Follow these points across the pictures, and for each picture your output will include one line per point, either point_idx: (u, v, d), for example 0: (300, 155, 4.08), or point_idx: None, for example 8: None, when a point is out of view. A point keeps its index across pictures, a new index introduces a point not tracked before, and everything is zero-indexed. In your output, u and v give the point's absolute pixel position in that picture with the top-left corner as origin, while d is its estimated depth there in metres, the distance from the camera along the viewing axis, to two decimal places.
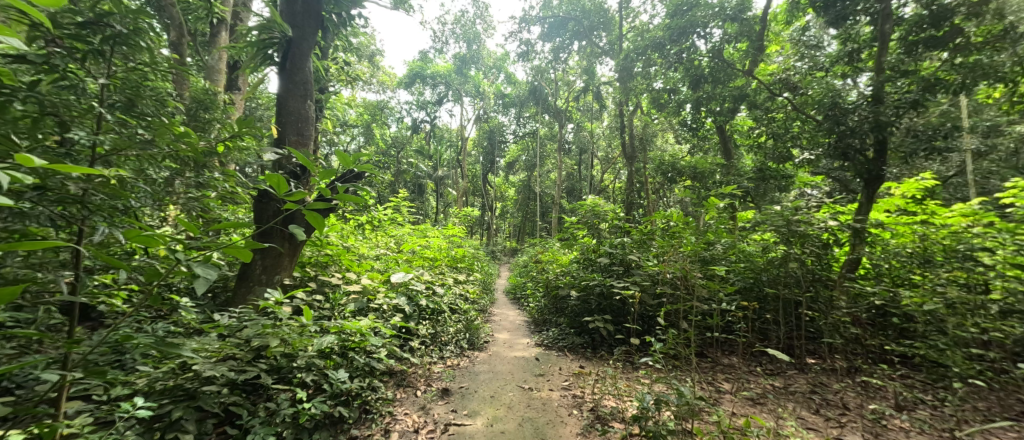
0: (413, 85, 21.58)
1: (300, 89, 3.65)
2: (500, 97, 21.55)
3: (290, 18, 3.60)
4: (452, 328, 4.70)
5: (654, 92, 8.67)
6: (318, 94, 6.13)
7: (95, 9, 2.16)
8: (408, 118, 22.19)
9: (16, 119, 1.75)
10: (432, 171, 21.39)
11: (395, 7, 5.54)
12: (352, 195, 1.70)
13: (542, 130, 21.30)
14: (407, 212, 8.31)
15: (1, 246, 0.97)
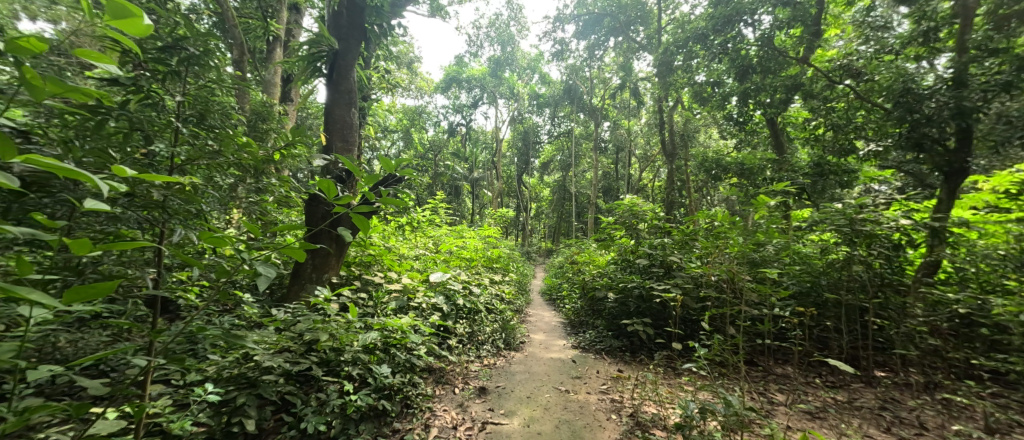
0: (450, 89, 22.08)
1: (345, 98, 3.86)
2: (535, 97, 21.56)
3: (336, 32, 3.83)
4: (489, 327, 4.76)
5: (697, 86, 8.28)
6: (362, 102, 6.47)
7: (173, 35, 2.43)
8: (445, 122, 22.69)
9: (111, 135, 2.02)
10: (468, 173, 21.78)
11: (432, 15, 5.73)
12: (393, 199, 1.79)
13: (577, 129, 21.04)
14: (444, 213, 8.52)
15: (102, 246, 1.13)
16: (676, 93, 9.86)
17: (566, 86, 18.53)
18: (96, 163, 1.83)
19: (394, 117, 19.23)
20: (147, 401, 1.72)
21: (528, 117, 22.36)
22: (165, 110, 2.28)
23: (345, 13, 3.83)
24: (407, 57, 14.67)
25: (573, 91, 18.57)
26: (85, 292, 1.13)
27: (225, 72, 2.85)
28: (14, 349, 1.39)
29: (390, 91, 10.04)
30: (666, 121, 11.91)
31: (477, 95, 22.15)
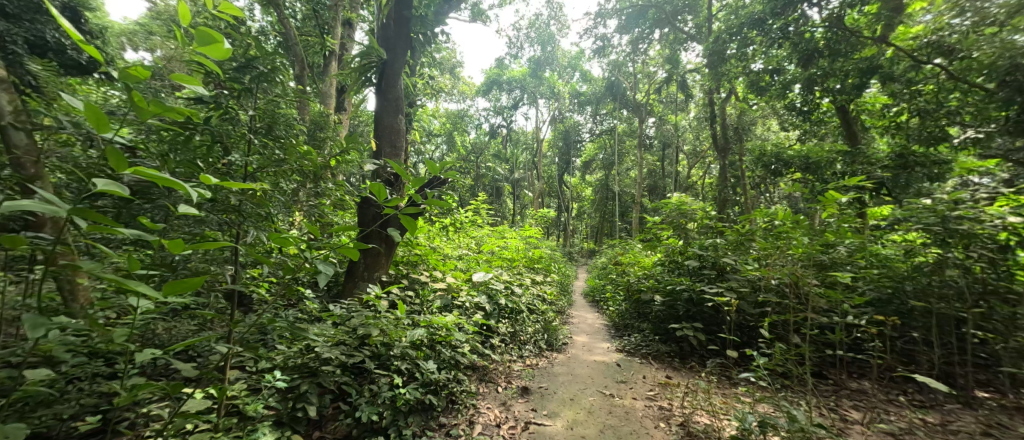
0: (492, 92, 22.37)
1: (393, 105, 4.05)
2: (575, 96, 21.22)
3: (384, 43, 4.03)
4: (531, 328, 4.76)
5: (755, 74, 7.67)
6: (408, 108, 6.76)
7: (246, 56, 2.70)
8: (488, 124, 23.00)
9: (197, 148, 2.28)
10: (510, 174, 21.92)
11: (473, 19, 5.86)
12: (437, 200, 1.87)
13: (619, 126, 20.43)
14: (486, 214, 8.62)
15: (188, 246, 1.21)
16: (729, 84, 9.24)
17: (608, 82, 18.03)
18: (184, 173, 2.10)
19: (438, 122, 19.78)
20: (227, 383, 1.94)
21: (570, 116, 22.06)
22: (240, 122, 2.50)
23: (392, 25, 4.02)
24: (449, 63, 15.05)
25: (616, 88, 18.02)
26: (176, 286, 1.27)
27: (288, 86, 3.11)
28: (126, 333, 1.65)
29: (433, 96, 10.38)
30: (718, 114, 11.17)
31: (518, 96, 22.23)
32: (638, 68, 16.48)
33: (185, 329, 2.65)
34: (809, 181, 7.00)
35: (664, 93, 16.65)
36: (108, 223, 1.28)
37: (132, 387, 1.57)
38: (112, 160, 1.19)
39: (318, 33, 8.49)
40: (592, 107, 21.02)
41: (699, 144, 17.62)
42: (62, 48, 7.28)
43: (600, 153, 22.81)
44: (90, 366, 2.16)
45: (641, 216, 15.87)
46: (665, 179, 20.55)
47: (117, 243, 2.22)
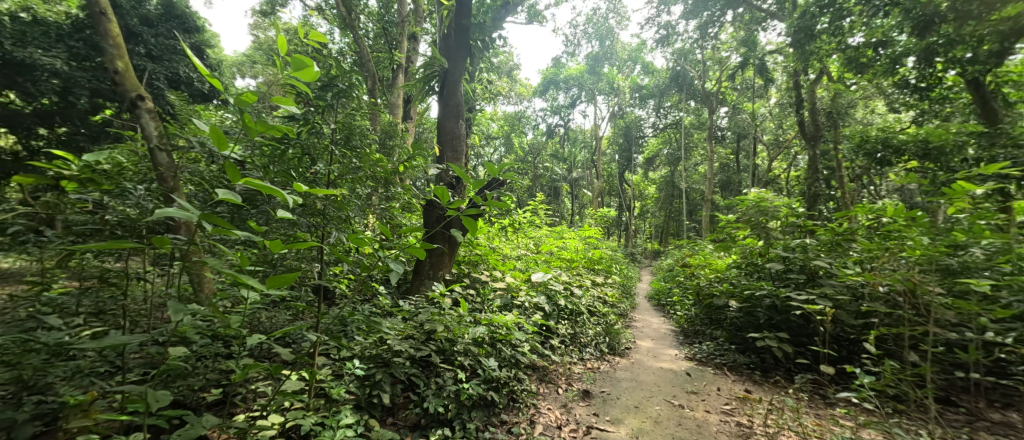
0: (548, 92, 22.28)
1: (454, 111, 4.22)
2: (637, 89, 20.09)
3: (446, 52, 4.21)
4: (592, 331, 4.64)
5: (852, 50, 6.82)
6: (468, 113, 7.01)
7: (327, 75, 3.00)
8: (545, 124, 22.77)
9: (290, 160, 2.59)
10: (568, 174, 21.57)
11: (530, 21, 5.90)
12: (497, 202, 1.93)
13: (686, 119, 19.01)
14: (543, 214, 8.58)
15: (286, 247, 1.38)
16: (821, 63, 8.13)
17: (673, 72, 16.83)
18: (281, 182, 2.41)
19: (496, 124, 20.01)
20: (315, 368, 2.19)
21: (630, 111, 20.95)
22: (324, 134, 2.80)
23: (453, 34, 4.19)
24: (507, 66, 15.20)
25: (681, 77, 16.71)
26: (277, 280, 1.46)
27: (363, 100, 3.40)
28: (238, 320, 1.92)
29: (490, 99, 10.64)
30: (805, 98, 9.85)
31: (576, 93, 21.79)
32: (707, 54, 15.12)
33: (283, 318, 3.01)
34: (927, 170, 5.81)
35: (739, 79, 15.12)
36: (225, 225, 1.50)
37: (244, 366, 1.82)
38: (229, 173, 1.33)
39: (387, 49, 9.13)
40: (654, 100, 19.81)
41: (780, 133, 15.58)
42: (190, 80, 8.81)
43: (664, 148, 21.33)
44: (213, 347, 2.54)
45: (710, 214, 14.51)
46: (742, 174, 18.69)
47: (230, 243, 2.62)
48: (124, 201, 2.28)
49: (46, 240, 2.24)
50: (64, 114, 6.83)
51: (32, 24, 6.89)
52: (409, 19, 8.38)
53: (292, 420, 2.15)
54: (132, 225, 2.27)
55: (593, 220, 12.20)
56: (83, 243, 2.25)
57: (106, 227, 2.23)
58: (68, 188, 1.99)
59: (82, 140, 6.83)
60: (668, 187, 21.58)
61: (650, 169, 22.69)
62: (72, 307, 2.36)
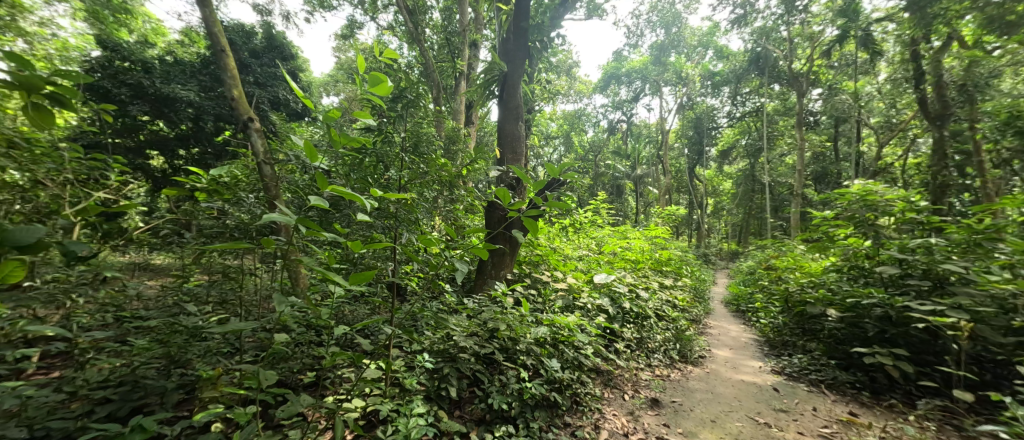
0: (609, 87, 20.26)
1: (514, 113, 4.27)
2: (709, 77, 18.21)
3: (505, 56, 4.28)
4: (660, 336, 4.38)
5: (995, 7, 5.68)
6: (528, 114, 7.07)
7: (397, 88, 3.24)
8: (606, 120, 21.45)
9: (368, 167, 2.84)
10: (631, 171, 20.57)
11: (588, 17, 5.77)
12: (558, 202, 1.87)
13: (769, 105, 16.86)
14: (606, 213, 8.26)
15: (365, 249, 1.43)
16: (948, 25, 6.74)
17: (752, 54, 14.91)
18: (360, 188, 2.64)
19: (555, 124, 19.61)
20: (389, 359, 2.36)
21: (702, 100, 19.19)
22: (395, 142, 3.02)
23: (512, 37, 4.24)
24: (566, 65, 14.93)
25: (763, 58, 14.53)
26: (359, 277, 1.58)
27: (429, 108, 3.60)
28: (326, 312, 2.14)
29: (548, 99, 10.53)
30: (927, 71, 8.21)
31: (639, 86, 20.41)
32: (795, 30, 13.27)
33: (363, 311, 3.28)
34: None
35: (837, 54, 12.98)
36: (316, 229, 1.57)
37: (331, 354, 2.02)
38: (318, 183, 1.34)
39: (451, 59, 9.51)
40: (729, 87, 17.78)
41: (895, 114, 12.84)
42: (287, 102, 10.08)
43: (741, 139, 19.24)
44: (307, 335, 2.88)
45: (802, 210, 12.74)
46: (841, 163, 16.09)
47: (319, 243, 2.94)
48: (239, 209, 2.63)
49: (186, 240, 2.72)
50: (196, 137, 8.25)
51: (174, 64, 8.40)
52: (470, 27, 8.63)
53: (371, 406, 2.34)
54: (246, 228, 2.58)
55: (659, 219, 11.39)
56: (209, 243, 2.65)
57: (227, 230, 2.57)
58: (198, 198, 2.39)
59: (209, 159, 8.13)
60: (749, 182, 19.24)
61: (726, 162, 20.54)
62: (203, 297, 2.84)
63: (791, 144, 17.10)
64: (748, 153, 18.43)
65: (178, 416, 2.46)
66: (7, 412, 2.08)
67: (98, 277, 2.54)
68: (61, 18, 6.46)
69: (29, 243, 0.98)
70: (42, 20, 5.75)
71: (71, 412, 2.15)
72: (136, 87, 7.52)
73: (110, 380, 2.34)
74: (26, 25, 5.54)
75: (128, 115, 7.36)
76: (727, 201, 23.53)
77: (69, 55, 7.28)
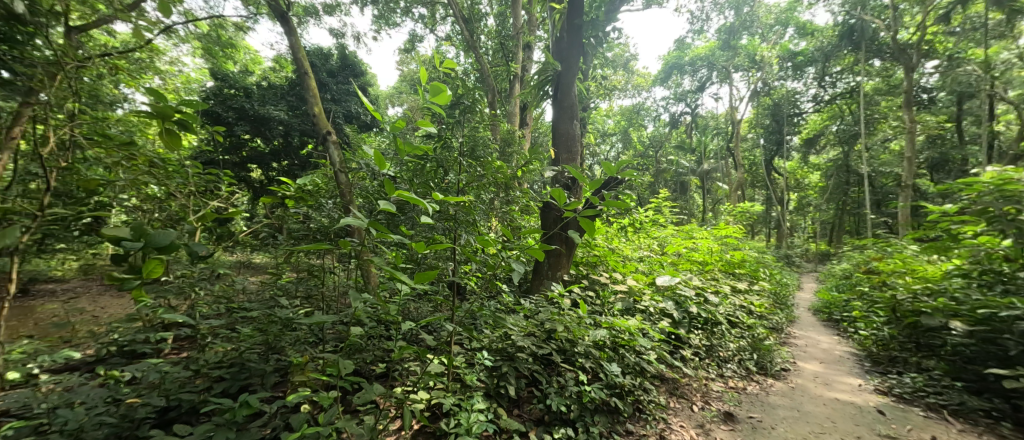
0: (671, 78, 18.93)
1: (568, 112, 4.21)
2: (789, 57, 15.90)
3: (559, 55, 4.25)
4: (733, 344, 4.04)
5: None
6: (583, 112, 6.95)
7: (456, 95, 3.37)
8: (667, 114, 19.50)
9: (429, 172, 2.99)
10: (697, 166, 19.20)
11: (645, 6, 5.50)
12: (615, 202, 1.79)
13: (866, 84, 14.46)
14: (669, 212, 7.79)
15: (427, 248, 1.46)
16: None
17: (843, 28, 12.88)
18: (423, 192, 2.78)
19: (612, 121, 18.80)
20: (452, 355, 2.48)
21: (780, 85, 16.85)
22: (453, 148, 3.15)
23: (565, 36, 4.21)
24: (622, 58, 14.32)
25: (858, 31, 12.47)
26: (422, 276, 1.65)
27: (484, 113, 3.72)
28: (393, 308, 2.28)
29: (604, 95, 10.24)
30: None
31: (705, 75, 18.31)
32: None
33: (426, 308, 3.44)
34: None
35: (958, 17, 10.85)
36: (384, 231, 1.64)
37: (399, 347, 2.17)
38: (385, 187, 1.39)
39: (505, 62, 9.65)
40: (815, 67, 15.30)
41: None
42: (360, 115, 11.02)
43: (831, 124, 16.81)
44: (378, 329, 3.11)
45: (912, 204, 10.87)
46: (968, 146, 13.52)
47: (387, 244, 3.15)
48: (320, 213, 2.89)
49: (279, 242, 3.10)
50: (286, 152, 9.33)
51: (268, 88, 9.58)
52: (523, 29, 8.69)
53: (436, 399, 2.48)
54: (326, 231, 2.85)
55: (728, 216, 10.47)
56: (297, 244, 3.00)
57: (311, 233, 2.87)
58: (289, 205, 2.71)
59: (297, 170, 9.15)
60: (841, 172, 16.78)
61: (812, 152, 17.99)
62: (292, 292, 3.21)
63: (897, 127, 14.47)
64: (840, 140, 15.95)
65: (275, 396, 2.81)
66: (153, 383, 2.56)
67: (213, 273, 3.01)
68: (185, 57, 7.70)
69: (165, 243, 1.20)
70: (172, 60, 6.92)
71: (195, 386, 2.56)
72: (240, 110, 8.72)
73: (224, 361, 2.75)
74: (161, 65, 6.72)
75: (234, 134, 8.55)
76: (815, 195, 20.89)
77: (190, 87, 8.65)
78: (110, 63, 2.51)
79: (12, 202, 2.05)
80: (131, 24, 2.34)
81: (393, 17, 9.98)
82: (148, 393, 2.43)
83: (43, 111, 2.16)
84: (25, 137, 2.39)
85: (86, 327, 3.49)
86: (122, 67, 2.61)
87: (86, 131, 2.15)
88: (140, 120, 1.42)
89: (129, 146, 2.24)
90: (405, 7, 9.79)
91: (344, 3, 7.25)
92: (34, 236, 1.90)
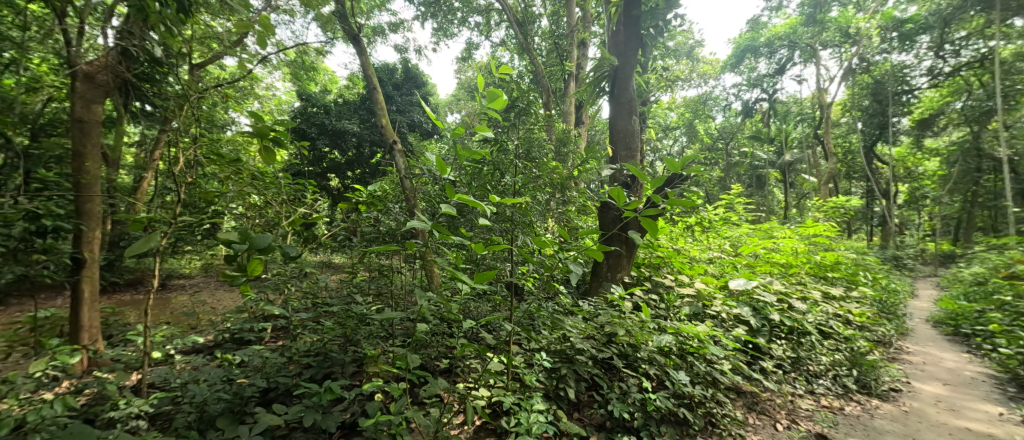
0: (743, 62, 16.93)
1: (626, 107, 4.08)
2: (894, 26, 13.23)
3: (615, 50, 4.14)
4: (827, 358, 3.56)
5: None
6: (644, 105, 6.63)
7: (511, 98, 3.43)
8: (739, 102, 16.92)
9: (486, 175, 3.09)
10: (777, 157, 17.35)
11: None
12: (682, 200, 1.63)
13: (1003, 49, 11.55)
14: (743, 209, 7.11)
15: (483, 252, 1.45)
16: None
17: None
18: (480, 195, 2.87)
19: (674, 113, 17.59)
20: (511, 356, 2.51)
21: (881, 60, 14.03)
22: (509, 151, 3.21)
23: (622, 30, 4.08)
24: (684, 46, 13.35)
25: None
26: (482, 277, 1.68)
27: (538, 114, 3.91)
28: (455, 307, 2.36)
29: (665, 87, 9.65)
30: None
31: (784, 56, 16.26)
32: None
33: (485, 308, 3.51)
34: None
35: None
36: (444, 233, 1.66)
37: (461, 344, 2.25)
38: (446, 191, 1.40)
39: (559, 62, 9.48)
40: (930, 34, 12.66)
41: None
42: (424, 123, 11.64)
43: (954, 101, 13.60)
44: (442, 326, 3.26)
45: None
46: None
47: (449, 246, 3.30)
48: (389, 217, 3.13)
49: (355, 243, 3.40)
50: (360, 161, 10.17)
51: (344, 104, 10.50)
52: (577, 27, 8.56)
53: (496, 396, 2.52)
54: (394, 233, 3.07)
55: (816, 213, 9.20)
56: (370, 246, 3.27)
57: (381, 235, 3.11)
58: (362, 210, 2.96)
59: (369, 178, 9.93)
60: (967, 157, 12.89)
61: (928, 134, 14.52)
62: (367, 289, 3.50)
63: None
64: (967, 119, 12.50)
65: (354, 384, 3.08)
66: (257, 366, 2.95)
67: (302, 271, 3.39)
68: (276, 82, 8.74)
69: (265, 246, 1.43)
70: (266, 86, 7.92)
71: (289, 371, 2.91)
72: (320, 126, 9.70)
73: (312, 350, 3.09)
74: (258, 91, 7.72)
75: (315, 148, 9.50)
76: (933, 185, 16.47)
77: (279, 108, 9.81)
78: (222, 93, 2.94)
79: (154, 212, 2.50)
80: (237, 59, 2.73)
81: (451, 27, 10.37)
82: (254, 375, 2.81)
83: (176, 136, 2.60)
84: (163, 158, 2.89)
85: (206, 317, 4.12)
86: (231, 95, 3.05)
87: (206, 152, 2.56)
88: (244, 138, 1.66)
89: (236, 163, 2.63)
90: (462, 17, 10.12)
91: (406, 20, 7.71)
92: (170, 239, 2.32)
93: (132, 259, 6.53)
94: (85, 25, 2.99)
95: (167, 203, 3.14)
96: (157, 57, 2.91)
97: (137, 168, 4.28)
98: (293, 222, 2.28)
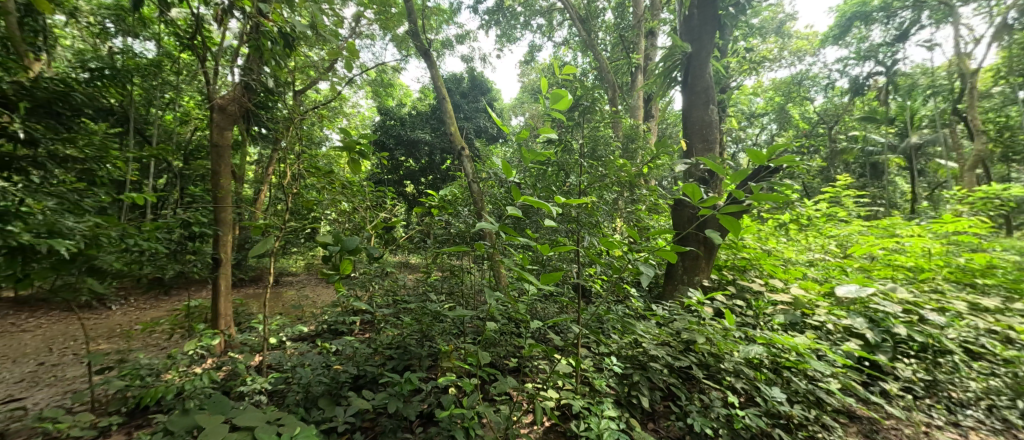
0: (851, 31, 14.24)
1: (702, 97, 3.77)
2: None
3: (688, 36, 3.84)
4: (977, 383, 2.88)
5: None
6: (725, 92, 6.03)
7: (575, 97, 3.38)
8: (845, 79, 14.35)
9: (551, 177, 3.09)
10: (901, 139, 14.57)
11: None
12: (771, 195, 1.43)
13: None
14: (853, 202, 6.09)
15: (545, 252, 1.46)
16: None
17: None
18: (545, 196, 2.86)
19: (762, 98, 15.73)
20: (580, 359, 2.46)
21: None
22: (574, 150, 3.18)
23: (696, 13, 3.77)
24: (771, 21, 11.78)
25: None
26: (549, 277, 1.68)
27: (604, 110, 3.79)
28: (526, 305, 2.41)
29: (749, 70, 8.69)
30: None
31: (906, 19, 13.01)
32: None
33: (552, 309, 3.46)
34: None
35: None
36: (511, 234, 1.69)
37: (528, 344, 2.26)
38: (510, 194, 1.42)
39: (625, 55, 9.08)
40: None
41: None
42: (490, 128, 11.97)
43: None
44: (510, 326, 3.32)
45: None
46: None
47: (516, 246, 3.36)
48: (460, 220, 3.28)
49: (428, 245, 3.63)
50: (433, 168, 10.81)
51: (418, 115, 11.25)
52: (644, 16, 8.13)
53: (563, 398, 2.49)
54: (463, 235, 3.22)
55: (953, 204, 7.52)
56: (442, 247, 3.46)
57: (452, 237, 3.28)
58: (435, 215, 3.16)
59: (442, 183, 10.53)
60: None
61: None
62: (440, 287, 3.71)
63: None
64: None
65: (430, 376, 3.27)
66: (350, 355, 3.28)
67: (384, 270, 3.71)
68: (359, 100, 9.68)
69: (354, 247, 1.59)
70: (353, 104, 8.83)
71: (376, 361, 3.19)
72: (397, 137, 10.49)
73: (394, 342, 3.35)
74: (345, 109, 8.63)
75: (394, 158, 10.32)
76: None
77: (363, 123, 10.84)
78: (318, 113, 3.35)
79: (270, 219, 2.94)
80: (329, 82, 3.10)
81: (514, 32, 10.53)
82: (347, 363, 3.14)
83: (284, 154, 3.03)
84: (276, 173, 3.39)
85: (308, 310, 4.70)
86: (325, 114, 3.46)
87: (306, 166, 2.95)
88: (336, 153, 1.89)
89: (330, 175, 2.99)
90: (525, 21, 10.23)
91: (472, 30, 8.03)
92: (281, 242, 2.71)
93: (254, 258, 7.74)
94: (219, 66, 3.62)
95: (279, 210, 3.66)
96: (270, 87, 3.42)
97: (257, 182, 5.05)
98: (374, 226, 2.51)
